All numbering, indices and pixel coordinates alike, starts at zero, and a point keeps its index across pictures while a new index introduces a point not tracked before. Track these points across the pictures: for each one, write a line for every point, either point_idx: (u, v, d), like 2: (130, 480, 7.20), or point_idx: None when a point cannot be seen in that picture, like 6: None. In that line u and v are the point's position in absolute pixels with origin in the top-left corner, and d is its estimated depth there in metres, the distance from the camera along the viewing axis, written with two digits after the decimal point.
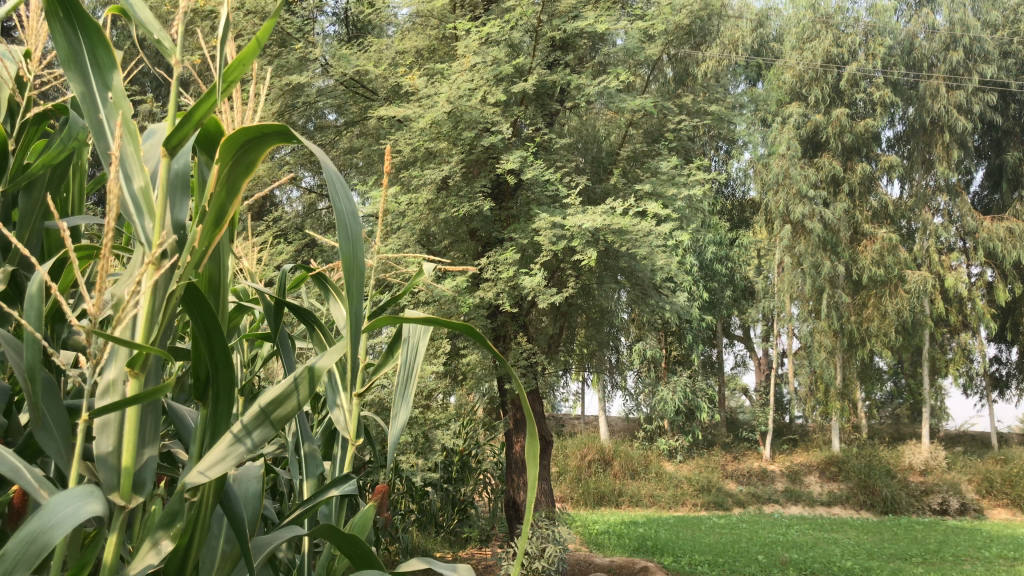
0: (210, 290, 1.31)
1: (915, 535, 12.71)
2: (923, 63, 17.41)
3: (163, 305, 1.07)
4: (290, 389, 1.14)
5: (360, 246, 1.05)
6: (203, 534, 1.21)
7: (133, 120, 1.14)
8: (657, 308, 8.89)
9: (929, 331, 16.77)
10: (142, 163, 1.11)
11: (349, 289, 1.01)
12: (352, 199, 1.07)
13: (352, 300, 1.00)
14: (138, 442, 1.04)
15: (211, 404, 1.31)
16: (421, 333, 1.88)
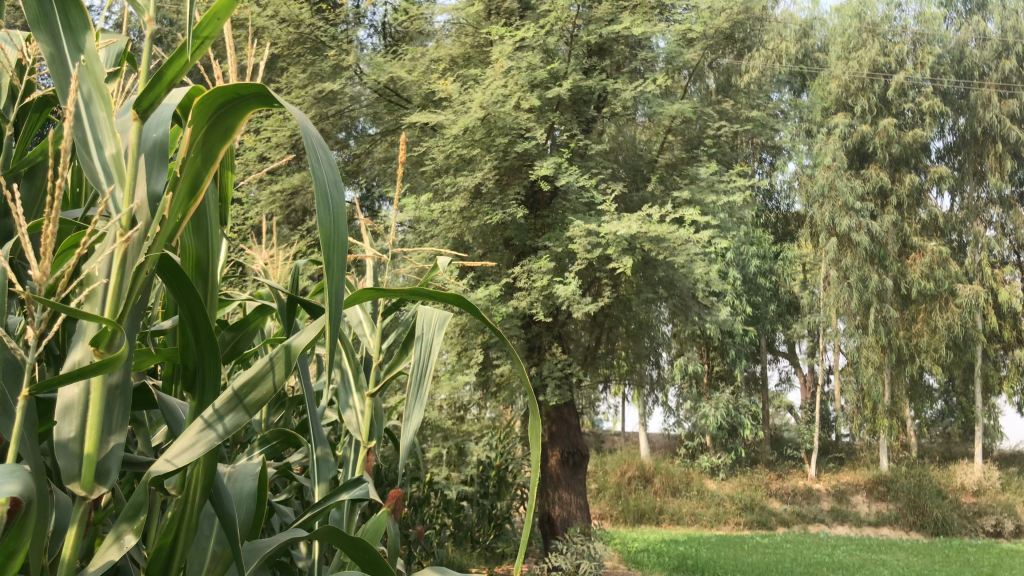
0: (195, 271, 1.07)
1: (967, 558, 12.30)
2: (974, 72, 17.06)
3: (135, 283, 0.87)
4: (265, 368, 1.00)
5: (343, 218, 0.84)
6: (191, 533, 1.06)
7: (103, 75, 0.94)
8: (697, 320, 8.71)
9: (981, 347, 16.29)
10: (115, 128, 0.91)
11: (330, 269, 0.79)
12: (338, 169, 0.87)
13: (335, 283, 0.79)
14: (102, 429, 0.89)
15: (200, 396, 1.10)
16: (437, 326, 1.73)
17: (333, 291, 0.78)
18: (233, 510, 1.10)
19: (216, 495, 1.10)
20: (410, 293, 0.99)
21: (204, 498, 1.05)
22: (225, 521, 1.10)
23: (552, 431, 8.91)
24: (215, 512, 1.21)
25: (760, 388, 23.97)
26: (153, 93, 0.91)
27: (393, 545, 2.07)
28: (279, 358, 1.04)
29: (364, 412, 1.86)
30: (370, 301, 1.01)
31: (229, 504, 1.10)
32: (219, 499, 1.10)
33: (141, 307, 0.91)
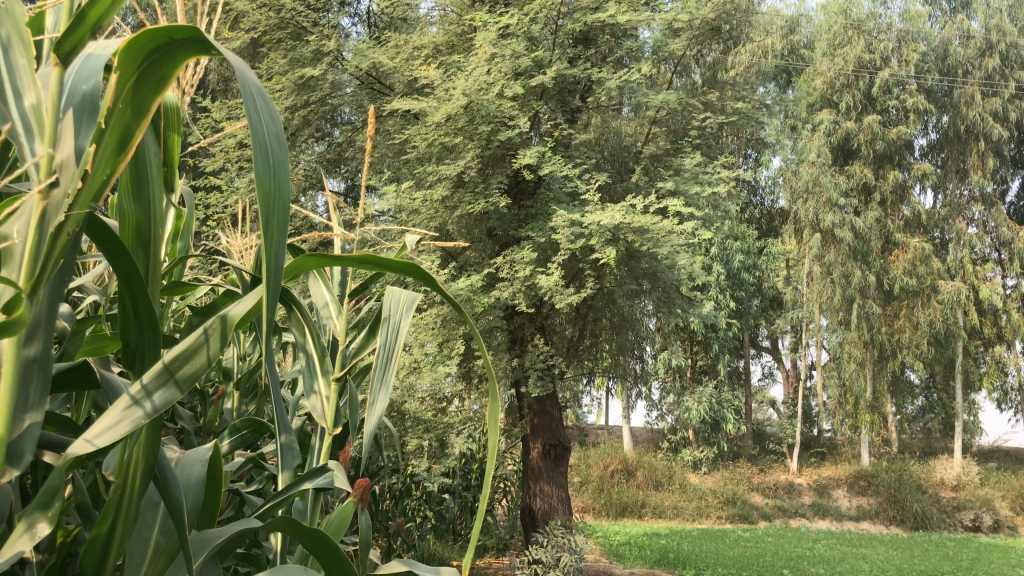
0: (134, 240, 1.07)
1: (946, 552, 12.44)
2: (958, 70, 17.19)
3: (53, 245, 0.83)
4: (200, 342, 0.91)
5: (283, 177, 0.84)
6: (128, 523, 1.01)
7: (20, 20, 0.88)
8: (681, 315, 8.51)
9: (961, 343, 16.41)
10: (35, 77, 0.86)
11: (267, 223, 0.78)
12: (277, 122, 0.86)
13: (274, 241, 0.79)
14: (16, 406, 0.82)
15: (137, 369, 1.08)
16: (404, 307, 1.68)
17: (271, 251, 0.78)
18: (180, 495, 1.05)
19: (159, 480, 1.05)
20: (356, 262, 0.95)
21: (145, 486, 0.99)
22: (170, 507, 1.04)
23: (535, 424, 8.87)
24: (161, 500, 1.17)
25: (743, 382, 24.07)
26: (74, 36, 0.87)
27: (361, 536, 2.03)
28: (216, 332, 0.95)
29: (329, 397, 1.82)
30: (315, 267, 0.96)
31: (173, 487, 1.05)
32: (164, 487, 1.05)
33: (59, 269, 0.88)
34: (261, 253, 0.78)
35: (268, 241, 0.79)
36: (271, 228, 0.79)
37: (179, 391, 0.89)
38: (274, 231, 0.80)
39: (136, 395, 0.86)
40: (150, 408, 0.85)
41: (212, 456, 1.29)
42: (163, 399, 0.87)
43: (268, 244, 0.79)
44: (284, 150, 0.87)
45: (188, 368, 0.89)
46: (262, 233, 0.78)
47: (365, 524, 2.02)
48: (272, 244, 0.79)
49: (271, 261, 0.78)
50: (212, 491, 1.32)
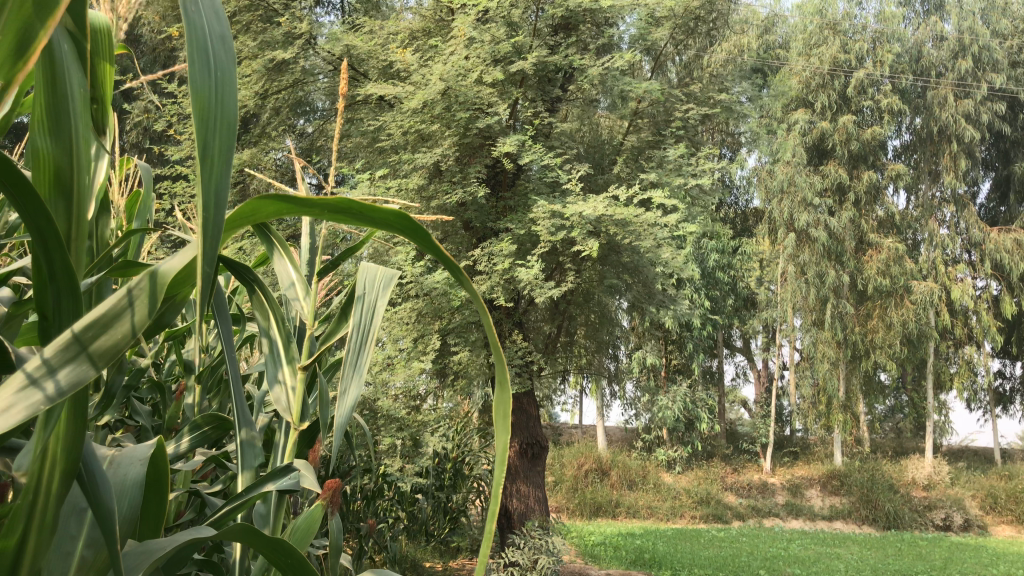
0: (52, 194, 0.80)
1: (919, 552, 12.45)
2: (931, 71, 17.31)
3: None
4: (120, 306, 0.68)
5: (224, 93, 0.63)
6: (39, 554, 0.77)
7: None
8: (663, 304, 8.32)
9: (933, 343, 16.49)
10: None
11: (204, 147, 0.59)
12: (220, 27, 0.66)
13: (215, 171, 0.59)
14: None
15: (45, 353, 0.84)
16: (378, 289, 1.50)
17: (209, 183, 0.59)
18: (109, 502, 0.85)
19: (86, 486, 0.85)
20: (329, 214, 0.73)
21: (63, 490, 0.75)
22: (96, 517, 0.84)
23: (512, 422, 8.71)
24: (88, 507, 0.96)
25: (716, 382, 24.13)
26: None
27: (333, 540, 1.82)
28: (141, 295, 0.72)
29: (295, 388, 1.62)
30: (277, 216, 0.73)
31: (106, 495, 0.85)
32: (92, 494, 0.85)
33: None
34: (194, 185, 0.57)
35: (205, 174, 0.59)
36: (209, 156, 0.60)
37: (93, 369, 0.66)
38: (214, 165, 0.60)
39: (33, 373, 0.64)
40: (53, 390, 0.63)
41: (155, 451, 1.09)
42: (66, 380, 0.65)
43: (204, 176, 0.59)
44: (234, 60, 0.68)
45: (104, 339, 0.67)
46: (197, 162, 0.58)
47: (335, 530, 1.84)
48: (209, 176, 0.59)
49: (210, 198, 0.58)
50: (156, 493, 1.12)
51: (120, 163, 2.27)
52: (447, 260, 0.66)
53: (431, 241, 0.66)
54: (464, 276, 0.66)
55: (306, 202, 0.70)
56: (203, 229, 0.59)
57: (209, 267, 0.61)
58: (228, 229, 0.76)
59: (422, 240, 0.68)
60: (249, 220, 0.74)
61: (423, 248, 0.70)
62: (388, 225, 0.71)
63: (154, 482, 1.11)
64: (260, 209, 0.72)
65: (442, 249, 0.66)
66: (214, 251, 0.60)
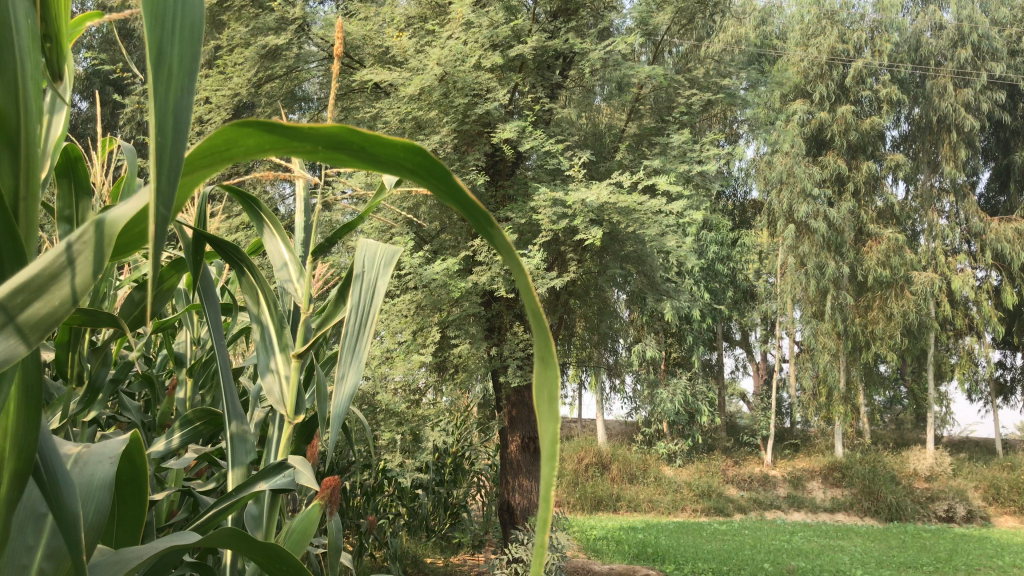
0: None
1: (924, 543, 12.32)
2: (930, 60, 17.17)
3: None
4: (54, 264, 0.54)
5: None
6: None
7: None
8: (666, 295, 8.19)
9: (934, 333, 16.37)
10: None
11: (158, 55, 0.51)
12: None
13: (168, 88, 0.51)
14: None
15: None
16: (379, 266, 1.38)
17: (166, 99, 0.51)
18: (76, 506, 0.73)
19: (45, 486, 0.73)
20: (317, 153, 0.60)
21: (17, 490, 0.65)
22: (60, 525, 0.72)
23: (513, 416, 8.59)
24: (47, 513, 0.83)
25: (715, 375, 24.01)
26: None
27: (332, 539, 1.71)
28: (90, 242, 0.58)
29: (290, 377, 1.51)
30: (260, 148, 0.59)
31: (69, 498, 0.73)
32: (51, 495, 0.73)
33: None
34: (147, 99, 0.49)
35: (162, 87, 0.51)
36: (165, 66, 0.52)
37: (26, 345, 0.53)
38: (174, 80, 0.53)
39: None
40: None
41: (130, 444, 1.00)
42: None
43: (161, 90, 0.51)
44: None
45: (38, 306, 0.54)
46: (152, 74, 0.50)
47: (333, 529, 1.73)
48: (167, 87, 0.52)
49: (164, 115, 0.50)
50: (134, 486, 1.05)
51: (103, 144, 2.14)
52: (470, 205, 0.54)
53: (452, 182, 0.54)
54: (494, 227, 0.53)
55: (290, 133, 0.57)
56: (162, 156, 0.50)
57: (171, 212, 0.51)
58: (200, 174, 0.63)
59: (433, 183, 0.56)
60: (224, 160, 0.61)
61: (437, 191, 0.58)
62: (397, 170, 0.59)
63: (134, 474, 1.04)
64: (228, 148, 0.59)
65: (466, 190, 0.53)
66: (178, 185, 0.49)
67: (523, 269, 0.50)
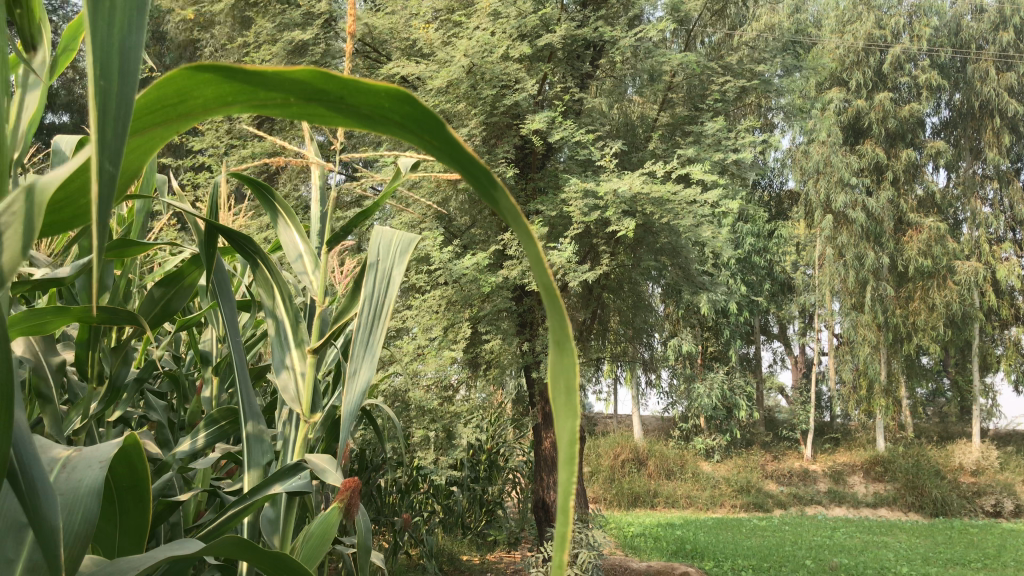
0: None
1: (970, 539, 12.01)
2: (972, 44, 16.76)
3: None
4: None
5: None
6: None
7: None
8: (702, 288, 8.05)
9: (978, 324, 15.97)
10: None
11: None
12: None
13: (108, 31, 0.43)
14: None
15: None
16: (395, 253, 1.32)
17: (107, 34, 0.43)
18: (57, 519, 0.67)
19: (20, 496, 0.67)
20: (280, 96, 0.52)
21: None
22: (39, 536, 0.67)
23: (546, 412, 8.52)
24: (25, 527, 0.77)
25: (753, 369, 23.70)
26: None
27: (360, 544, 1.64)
28: (25, 214, 0.51)
29: (305, 373, 1.45)
30: (219, 98, 0.52)
31: (48, 510, 0.67)
32: (29, 508, 0.67)
33: None
34: (85, 37, 0.41)
35: (105, 23, 0.43)
36: (108, 3, 0.44)
37: None
38: (119, 15, 0.45)
39: None
40: None
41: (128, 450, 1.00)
42: None
43: (104, 24, 0.43)
44: None
45: None
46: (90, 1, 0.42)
47: (361, 530, 1.70)
48: (112, 27, 0.44)
49: (102, 56, 0.42)
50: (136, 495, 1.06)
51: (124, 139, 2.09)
52: (462, 150, 0.47)
53: (440, 126, 0.48)
54: (491, 177, 0.47)
55: (254, 79, 0.51)
56: (109, 106, 0.42)
57: (118, 172, 0.42)
58: (162, 134, 0.56)
59: (421, 135, 0.50)
60: (185, 116, 0.54)
61: (428, 149, 0.51)
62: (380, 122, 0.53)
63: (129, 487, 1.04)
64: (182, 100, 0.53)
65: (457, 137, 0.47)
66: (129, 141, 0.42)
67: (527, 228, 0.45)
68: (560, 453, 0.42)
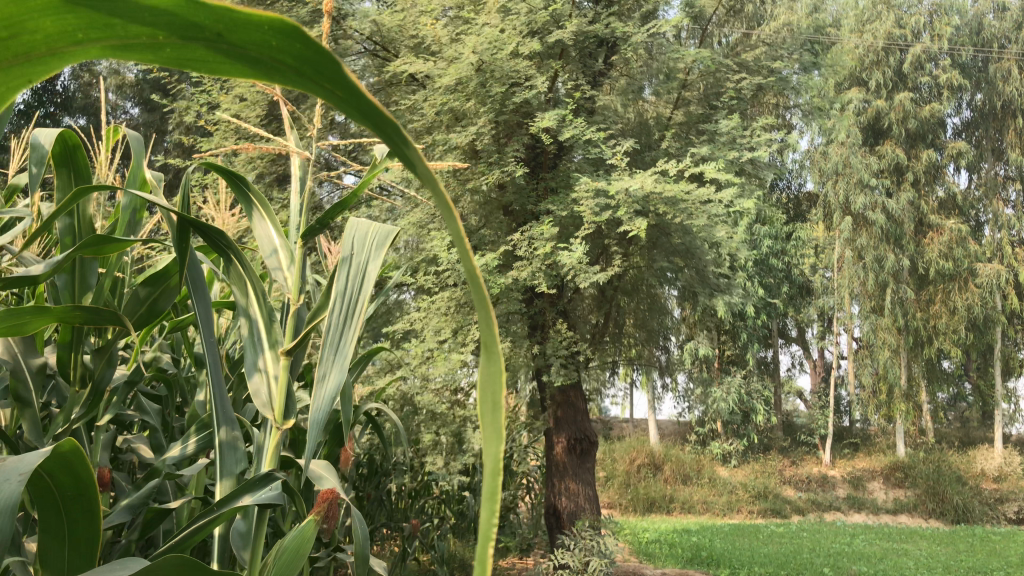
0: None
1: (993, 547, 11.74)
2: (993, 44, 16.54)
3: None
4: None
5: None
6: None
7: None
8: (717, 290, 7.90)
9: (1001, 328, 15.68)
10: None
11: None
12: None
13: None
14: None
15: None
16: (371, 247, 1.21)
17: None
18: None
19: None
20: (138, 29, 0.40)
21: None
22: None
23: (557, 417, 8.41)
24: None
25: (771, 373, 23.46)
26: None
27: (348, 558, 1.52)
28: None
29: (279, 377, 1.33)
30: (60, 30, 0.41)
31: None
32: None
33: None
34: None
35: None
36: None
37: None
38: None
39: None
40: None
41: (67, 453, 0.89)
42: None
43: None
44: None
45: None
46: None
47: (357, 538, 1.61)
48: None
49: None
50: (87, 499, 0.96)
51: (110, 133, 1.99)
52: (366, 101, 0.36)
53: (340, 70, 0.37)
54: (406, 137, 0.37)
55: (105, 7, 0.39)
56: None
57: None
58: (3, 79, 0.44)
59: (321, 86, 0.39)
60: (23, 56, 0.43)
61: (334, 104, 0.40)
62: (261, 68, 0.41)
63: (76, 491, 0.94)
64: (23, 34, 0.41)
65: (365, 84, 0.36)
66: None
67: (447, 206, 0.35)
68: (484, 482, 0.34)
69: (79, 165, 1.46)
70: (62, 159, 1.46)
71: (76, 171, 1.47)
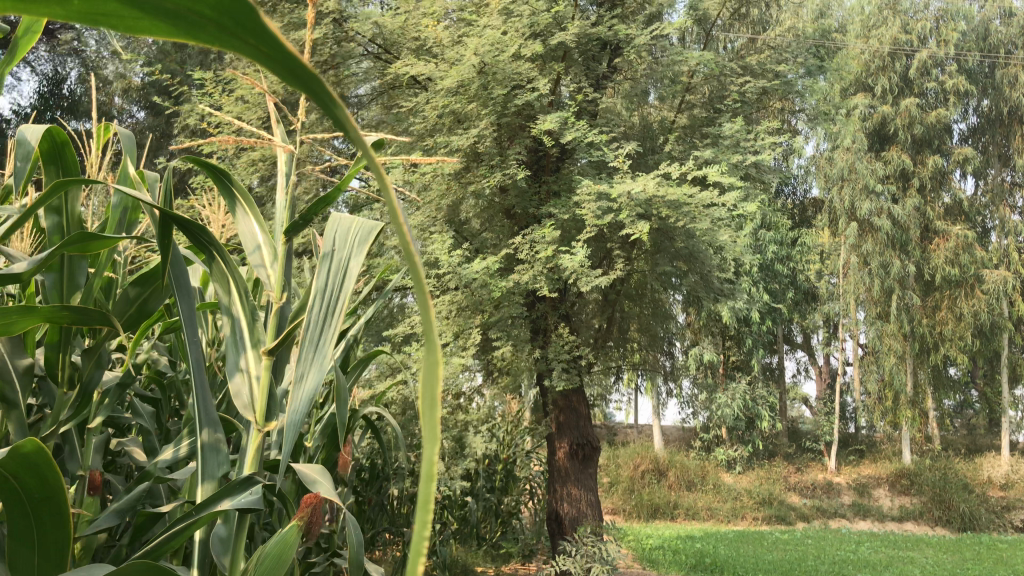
0: None
1: (998, 555, 11.66)
2: (1000, 50, 16.49)
3: None
4: None
5: None
6: None
7: None
8: (721, 294, 7.86)
9: (1008, 334, 15.58)
10: None
11: None
12: None
13: None
14: None
15: None
16: (352, 243, 1.17)
17: None
18: None
19: None
20: None
21: None
22: None
23: (560, 421, 8.38)
24: None
25: (777, 379, 23.36)
26: None
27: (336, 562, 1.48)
28: None
29: (260, 377, 1.28)
30: None
31: None
32: None
33: None
34: None
35: None
36: None
37: None
38: None
39: None
40: None
41: (29, 453, 0.84)
42: None
43: None
44: None
45: None
46: None
47: (351, 541, 1.57)
48: None
49: None
50: (56, 501, 0.91)
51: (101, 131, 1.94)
52: (287, 54, 0.32)
53: (256, 20, 0.32)
54: (336, 96, 0.32)
55: None
56: None
57: None
58: None
59: (245, 43, 0.35)
60: None
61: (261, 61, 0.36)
62: (176, 21, 0.37)
63: (44, 493, 0.90)
64: None
65: (282, 35, 0.31)
66: None
67: (377, 166, 0.31)
68: (417, 490, 0.29)
69: (67, 159, 1.40)
70: (49, 152, 1.39)
71: (63, 164, 1.40)
